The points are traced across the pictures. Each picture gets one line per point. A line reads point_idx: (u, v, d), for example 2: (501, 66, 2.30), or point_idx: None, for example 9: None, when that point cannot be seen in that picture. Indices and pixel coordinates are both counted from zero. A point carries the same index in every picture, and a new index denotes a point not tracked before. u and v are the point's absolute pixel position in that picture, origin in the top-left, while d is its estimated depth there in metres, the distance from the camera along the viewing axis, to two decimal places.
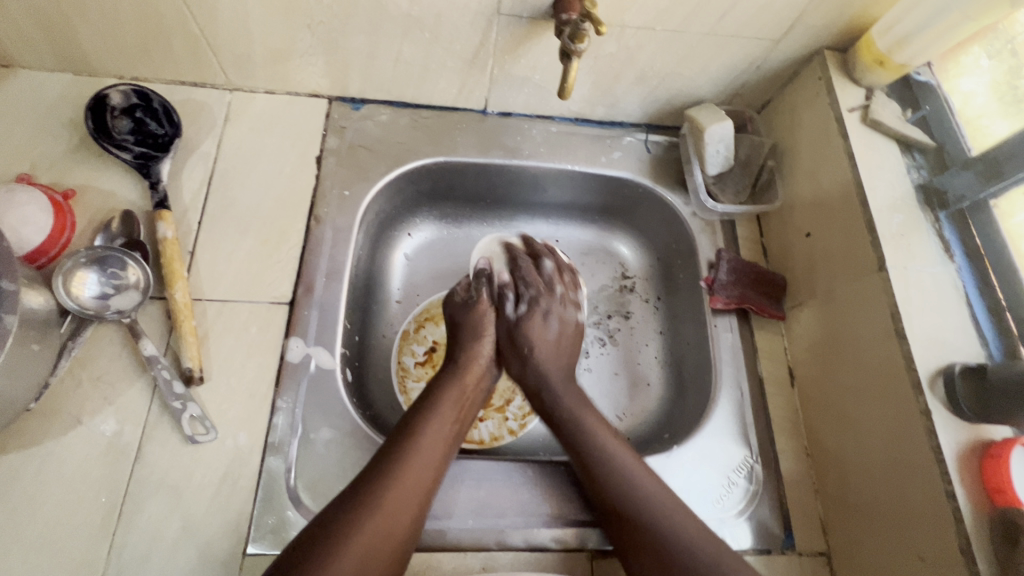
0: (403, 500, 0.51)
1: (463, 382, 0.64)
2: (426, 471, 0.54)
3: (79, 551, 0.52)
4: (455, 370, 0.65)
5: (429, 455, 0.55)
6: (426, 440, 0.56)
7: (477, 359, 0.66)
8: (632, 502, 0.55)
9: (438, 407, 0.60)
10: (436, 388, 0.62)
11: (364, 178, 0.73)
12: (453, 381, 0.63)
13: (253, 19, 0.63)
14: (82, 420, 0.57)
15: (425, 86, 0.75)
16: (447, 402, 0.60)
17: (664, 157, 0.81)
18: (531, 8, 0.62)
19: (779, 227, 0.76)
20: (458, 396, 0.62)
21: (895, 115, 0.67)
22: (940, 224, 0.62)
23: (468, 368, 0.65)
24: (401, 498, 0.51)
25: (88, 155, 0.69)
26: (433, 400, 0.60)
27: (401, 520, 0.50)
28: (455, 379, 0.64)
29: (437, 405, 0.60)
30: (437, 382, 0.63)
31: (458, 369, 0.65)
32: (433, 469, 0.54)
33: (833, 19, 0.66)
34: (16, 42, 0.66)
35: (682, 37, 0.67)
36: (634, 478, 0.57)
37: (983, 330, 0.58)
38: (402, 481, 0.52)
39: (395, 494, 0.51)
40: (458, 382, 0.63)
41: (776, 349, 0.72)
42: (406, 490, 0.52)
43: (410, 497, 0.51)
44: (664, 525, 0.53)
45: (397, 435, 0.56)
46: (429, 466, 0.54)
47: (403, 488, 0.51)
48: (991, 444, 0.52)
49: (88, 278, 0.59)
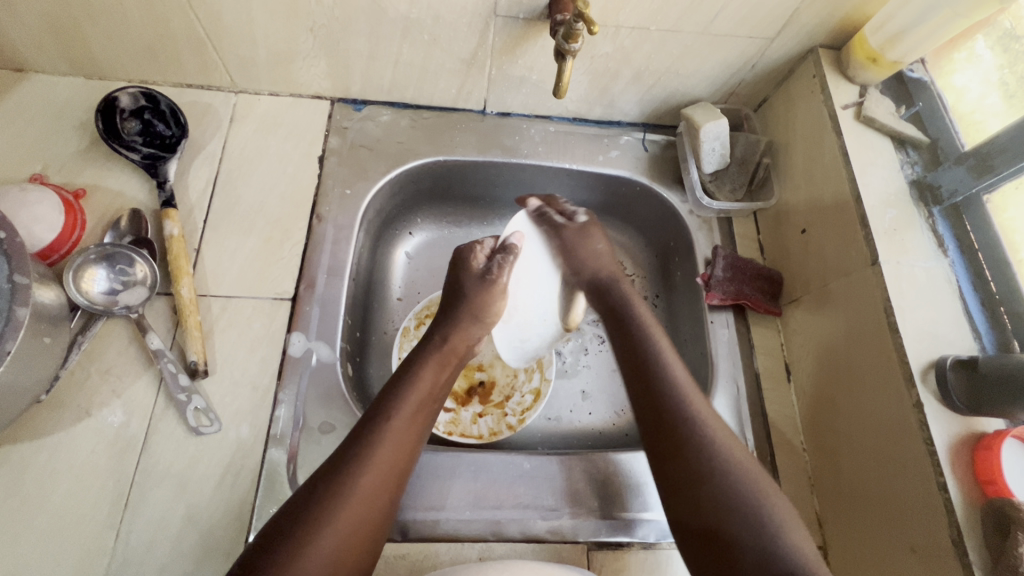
0: (382, 481, 0.51)
1: (445, 357, 0.63)
2: (404, 451, 0.53)
3: (88, 537, 0.54)
4: (438, 345, 0.63)
5: (403, 434, 0.54)
6: (399, 419, 0.54)
7: (463, 333, 0.66)
8: (696, 434, 0.51)
9: (417, 382, 0.58)
10: (416, 362, 0.61)
11: (365, 177, 0.75)
12: (433, 356, 0.62)
13: (258, 23, 0.65)
14: (90, 411, 0.59)
15: (425, 87, 0.76)
16: (428, 377, 0.60)
17: (661, 155, 0.82)
18: (527, 9, 0.64)
19: (775, 224, 0.77)
20: (437, 372, 0.61)
21: (888, 112, 0.68)
22: (933, 218, 0.63)
23: (451, 343, 0.64)
24: (379, 479, 0.51)
25: (98, 156, 0.71)
26: (412, 376, 0.59)
27: (381, 499, 0.50)
28: (437, 353, 0.63)
29: (417, 380, 0.59)
30: (416, 356, 0.62)
31: (440, 346, 0.64)
32: (410, 448, 0.54)
33: (826, 17, 0.67)
34: (30, 47, 0.68)
35: (677, 37, 0.68)
36: (701, 416, 0.52)
37: (976, 323, 0.58)
38: (381, 461, 0.51)
39: (375, 475, 0.50)
40: (439, 356, 0.62)
41: (773, 345, 0.72)
42: (383, 470, 0.51)
43: (387, 477, 0.51)
44: (727, 464, 0.49)
45: (370, 416, 0.54)
46: (405, 446, 0.54)
47: (381, 469, 0.51)
48: (982, 436, 0.52)
49: (97, 274, 0.61)
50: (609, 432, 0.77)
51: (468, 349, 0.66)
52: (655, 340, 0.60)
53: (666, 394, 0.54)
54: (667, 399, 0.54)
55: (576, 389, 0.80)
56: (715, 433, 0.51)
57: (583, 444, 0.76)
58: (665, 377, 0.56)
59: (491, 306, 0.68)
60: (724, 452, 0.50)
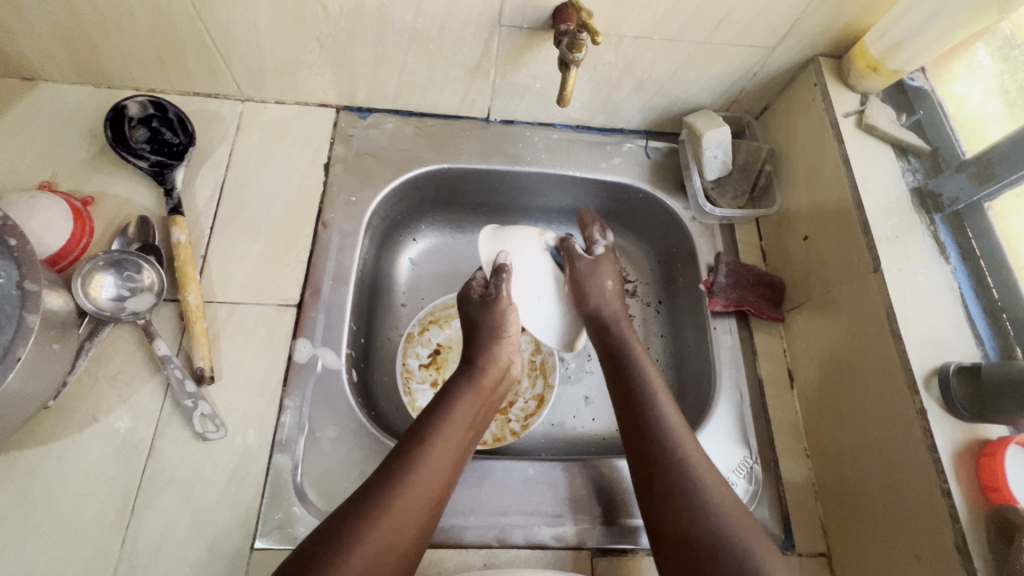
0: (412, 508, 0.51)
1: (480, 383, 0.64)
2: (437, 478, 0.54)
3: (95, 543, 0.54)
4: (471, 371, 0.65)
5: (437, 464, 0.54)
6: (434, 448, 0.55)
7: (494, 356, 0.66)
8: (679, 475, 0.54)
9: (453, 411, 0.60)
10: (451, 390, 0.62)
11: (370, 185, 0.76)
12: (467, 383, 0.63)
13: (265, 33, 0.66)
14: (98, 417, 0.59)
15: (429, 95, 0.77)
16: (464, 405, 0.61)
17: (663, 163, 0.83)
18: (531, 19, 0.64)
19: (777, 230, 0.77)
20: (473, 399, 0.62)
21: (889, 120, 0.68)
22: (935, 225, 0.63)
23: (485, 368, 0.65)
24: (409, 506, 0.51)
25: (106, 163, 0.72)
26: (448, 404, 0.60)
27: (409, 525, 0.50)
28: (470, 380, 0.64)
29: (453, 408, 0.60)
30: (452, 385, 0.63)
31: (475, 373, 0.64)
32: (443, 476, 0.54)
33: (827, 27, 0.68)
34: (40, 56, 0.69)
35: (680, 46, 0.69)
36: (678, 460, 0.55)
37: (979, 330, 0.58)
38: (411, 488, 0.52)
39: (403, 503, 0.51)
40: (474, 383, 0.63)
41: (776, 351, 0.73)
42: (415, 498, 0.52)
43: (417, 504, 0.52)
44: (705, 503, 0.52)
45: (406, 442, 0.56)
46: (439, 474, 0.54)
47: (411, 496, 0.51)
48: (986, 443, 0.52)
49: (105, 280, 0.62)
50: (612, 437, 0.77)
51: (507, 375, 0.67)
52: (660, 404, 0.60)
53: (656, 441, 0.57)
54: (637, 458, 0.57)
55: (579, 395, 0.80)
56: (697, 472, 0.54)
57: (586, 450, 0.76)
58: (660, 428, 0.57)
59: (507, 322, 0.68)
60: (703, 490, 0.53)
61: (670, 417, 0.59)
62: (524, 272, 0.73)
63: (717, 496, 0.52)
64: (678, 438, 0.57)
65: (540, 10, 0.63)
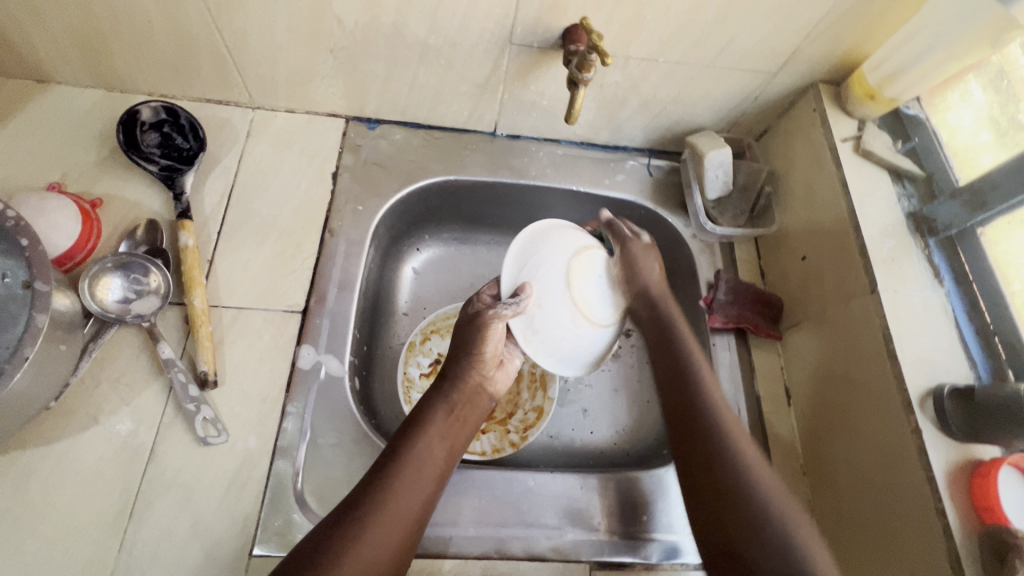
0: (389, 531, 0.50)
1: (451, 402, 0.61)
2: (414, 498, 0.53)
3: (92, 546, 0.54)
4: (443, 390, 0.62)
5: (413, 483, 0.53)
6: (407, 467, 0.54)
7: (468, 376, 0.63)
8: (732, 454, 0.55)
9: (426, 432, 0.57)
10: (424, 410, 0.60)
11: (377, 195, 0.77)
12: (440, 404, 0.60)
13: (280, 44, 0.67)
14: (99, 419, 0.59)
15: (438, 109, 0.79)
16: (435, 426, 0.58)
17: (665, 181, 0.85)
18: (541, 39, 0.66)
19: (775, 249, 0.79)
20: (444, 419, 0.59)
21: (886, 146, 0.70)
22: (929, 249, 0.65)
23: (456, 388, 0.62)
24: (387, 527, 0.50)
25: (116, 166, 0.72)
26: (421, 425, 0.58)
27: (388, 547, 0.50)
28: (443, 402, 0.61)
29: (427, 429, 0.58)
30: (424, 405, 0.61)
31: (448, 390, 0.62)
32: (419, 498, 0.53)
33: (826, 55, 0.70)
34: (55, 59, 0.70)
35: (683, 69, 0.71)
36: (737, 442, 0.56)
37: (971, 352, 0.60)
38: (387, 511, 0.51)
39: (379, 526, 0.50)
40: (446, 403, 0.61)
41: (773, 368, 0.74)
42: (391, 521, 0.51)
43: (395, 525, 0.51)
44: (751, 474, 0.53)
45: (382, 461, 0.55)
46: (413, 496, 0.53)
47: (388, 519, 0.51)
48: (979, 463, 0.53)
49: (113, 283, 0.62)
50: (611, 451, 0.77)
51: (482, 394, 0.64)
52: (702, 374, 0.62)
53: (704, 416, 0.59)
54: (714, 429, 0.57)
55: (577, 407, 0.80)
56: (739, 439, 0.56)
57: (584, 462, 0.76)
58: (709, 406, 0.59)
59: (487, 344, 0.63)
60: (759, 485, 0.53)
61: (721, 406, 0.60)
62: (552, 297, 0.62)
63: (764, 474, 0.54)
64: (726, 422, 0.58)
65: (551, 30, 0.65)
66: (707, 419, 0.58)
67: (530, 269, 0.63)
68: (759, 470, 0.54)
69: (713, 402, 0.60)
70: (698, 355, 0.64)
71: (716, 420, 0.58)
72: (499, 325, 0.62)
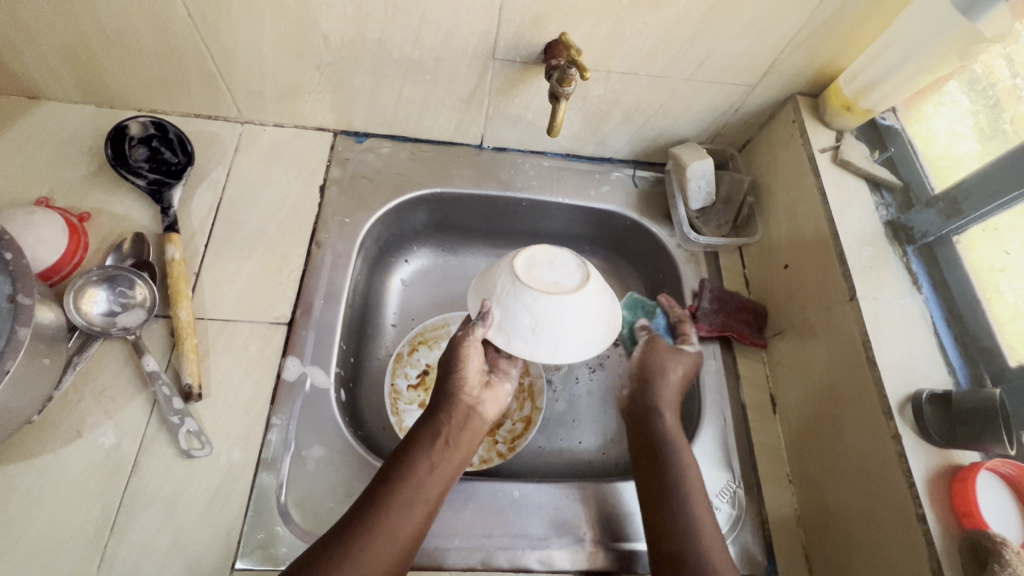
0: (376, 562, 0.51)
1: (440, 429, 0.60)
2: (402, 528, 0.53)
3: (71, 561, 0.54)
4: (433, 417, 0.61)
5: (402, 517, 0.53)
6: (396, 499, 0.54)
7: (456, 398, 0.62)
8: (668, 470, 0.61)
9: (415, 460, 0.57)
10: (413, 438, 0.60)
11: (364, 207, 0.77)
12: (428, 429, 0.60)
13: (267, 60, 0.68)
14: (82, 432, 0.59)
15: (424, 122, 0.80)
16: (423, 452, 0.58)
17: (650, 192, 0.86)
18: (524, 54, 0.68)
19: (759, 258, 0.80)
20: (431, 448, 0.59)
21: (863, 155, 0.72)
22: (908, 257, 0.66)
23: (445, 412, 0.61)
24: (373, 558, 0.51)
25: (105, 180, 0.73)
26: (410, 454, 0.58)
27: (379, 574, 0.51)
28: (431, 427, 0.60)
29: (416, 456, 0.58)
30: (414, 432, 0.61)
31: (439, 416, 0.61)
32: (408, 528, 0.53)
33: (803, 68, 0.72)
34: (46, 77, 0.71)
35: (664, 82, 0.72)
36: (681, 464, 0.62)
37: (950, 358, 0.60)
38: (374, 542, 0.51)
39: (366, 555, 0.51)
40: (434, 427, 0.61)
41: (759, 376, 0.74)
42: (378, 551, 0.51)
43: (381, 555, 0.51)
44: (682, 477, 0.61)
45: (374, 486, 0.56)
46: (403, 528, 0.53)
47: (375, 549, 0.51)
48: (958, 469, 0.54)
49: (98, 296, 0.62)
50: (599, 461, 0.77)
51: (475, 416, 0.63)
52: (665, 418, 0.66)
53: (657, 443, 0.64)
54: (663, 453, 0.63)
55: (565, 418, 0.81)
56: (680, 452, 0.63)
57: (571, 472, 0.76)
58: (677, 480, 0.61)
59: (467, 366, 0.62)
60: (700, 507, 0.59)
61: (688, 462, 0.62)
62: (530, 307, 0.59)
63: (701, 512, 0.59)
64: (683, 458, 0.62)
65: (532, 45, 0.67)
66: (672, 475, 0.61)
67: (487, 290, 0.64)
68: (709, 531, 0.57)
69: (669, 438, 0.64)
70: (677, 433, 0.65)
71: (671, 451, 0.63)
72: (474, 344, 0.62)
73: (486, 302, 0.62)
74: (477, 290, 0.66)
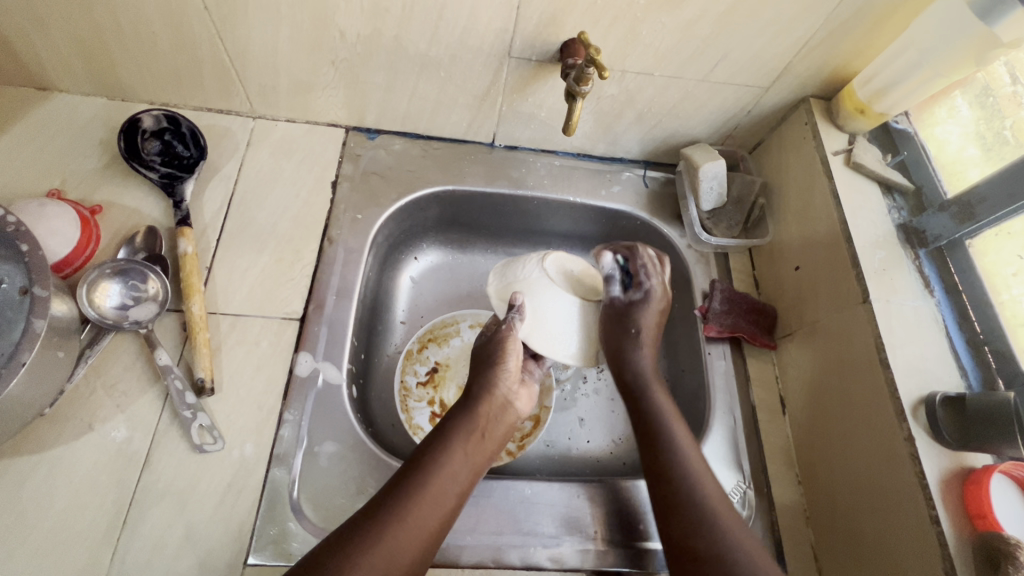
0: (404, 544, 0.50)
1: (476, 418, 0.60)
2: (431, 516, 0.52)
3: (84, 554, 0.53)
4: (468, 405, 0.61)
5: (434, 501, 0.53)
6: (430, 484, 0.54)
7: (494, 389, 0.62)
8: (684, 479, 0.57)
9: (450, 446, 0.57)
10: (447, 426, 0.60)
11: (376, 204, 0.77)
12: (463, 418, 0.60)
13: (282, 56, 0.68)
14: (93, 426, 0.58)
15: (436, 120, 0.80)
16: (458, 441, 0.58)
17: (660, 192, 0.86)
18: (540, 52, 0.68)
19: (769, 260, 0.80)
20: (466, 435, 0.59)
21: (876, 159, 0.72)
22: (920, 260, 0.66)
23: (483, 402, 0.62)
24: (402, 540, 0.50)
25: (116, 173, 0.73)
26: (444, 440, 0.58)
27: (402, 562, 0.49)
28: (466, 415, 0.60)
29: (449, 443, 0.57)
30: (448, 421, 0.60)
31: (474, 404, 0.61)
32: (437, 516, 0.53)
33: (817, 71, 0.72)
34: (58, 68, 0.71)
35: (679, 83, 0.73)
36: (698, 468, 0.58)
37: (962, 361, 0.61)
38: (405, 524, 0.51)
39: (395, 539, 0.50)
40: (470, 416, 0.60)
41: (768, 377, 0.74)
42: (406, 535, 0.50)
43: (410, 542, 0.50)
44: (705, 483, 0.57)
45: (406, 471, 0.55)
46: (433, 516, 0.53)
47: (404, 537, 0.50)
48: (971, 471, 0.54)
49: (111, 289, 0.62)
50: (607, 459, 0.78)
51: (509, 410, 0.63)
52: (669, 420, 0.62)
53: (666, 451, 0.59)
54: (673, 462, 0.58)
55: (573, 417, 0.81)
56: (703, 466, 0.58)
57: (579, 471, 0.76)
58: (657, 416, 0.62)
59: (509, 359, 0.64)
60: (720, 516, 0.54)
61: (664, 400, 0.64)
62: (557, 310, 0.63)
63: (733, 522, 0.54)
64: (696, 460, 0.58)
65: (549, 43, 0.66)
66: (678, 469, 0.57)
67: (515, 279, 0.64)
68: (703, 472, 0.57)
69: (676, 436, 0.60)
70: (654, 380, 0.66)
71: (677, 455, 0.58)
72: (516, 337, 0.64)
73: (516, 292, 0.63)
74: (498, 282, 0.67)
